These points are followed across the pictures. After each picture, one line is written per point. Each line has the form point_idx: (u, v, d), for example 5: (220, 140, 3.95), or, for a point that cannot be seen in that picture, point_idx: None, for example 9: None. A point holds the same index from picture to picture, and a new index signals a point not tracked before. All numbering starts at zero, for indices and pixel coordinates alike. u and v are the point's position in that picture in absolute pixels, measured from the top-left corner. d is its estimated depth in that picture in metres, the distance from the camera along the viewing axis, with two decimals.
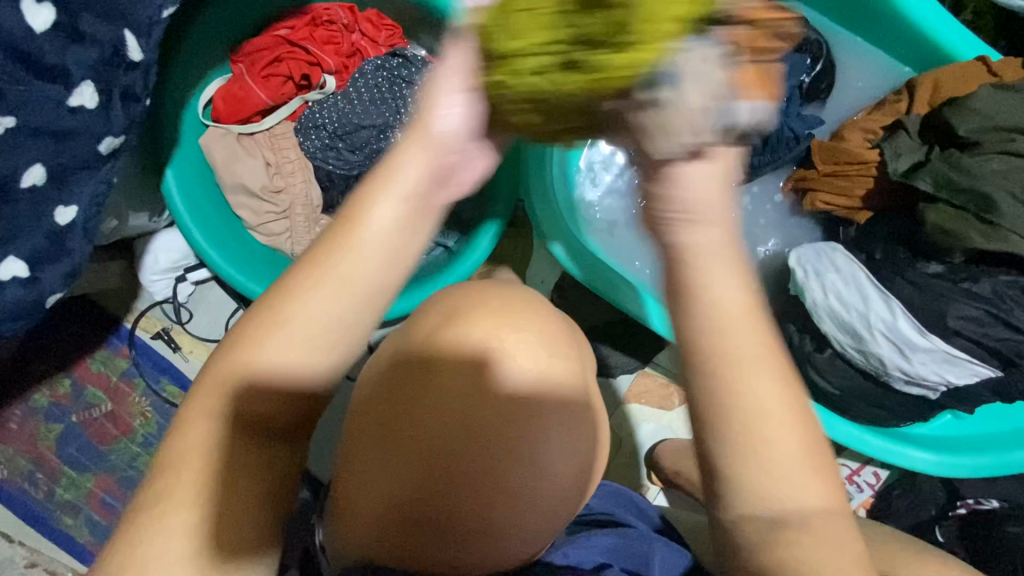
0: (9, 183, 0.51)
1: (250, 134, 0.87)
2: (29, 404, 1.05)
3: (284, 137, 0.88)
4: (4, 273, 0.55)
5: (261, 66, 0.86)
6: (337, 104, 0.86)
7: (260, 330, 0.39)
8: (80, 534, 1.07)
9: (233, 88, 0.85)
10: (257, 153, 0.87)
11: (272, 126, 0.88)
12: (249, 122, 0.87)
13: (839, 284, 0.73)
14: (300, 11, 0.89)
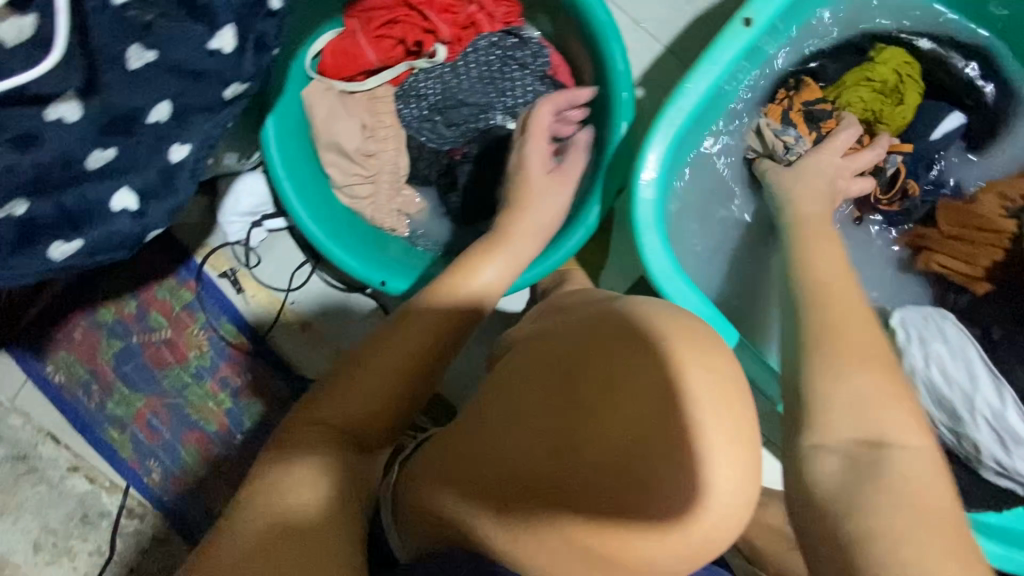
0: (136, 116, 0.49)
1: (351, 93, 0.85)
2: (94, 318, 1.09)
3: (384, 100, 0.86)
4: (116, 204, 0.52)
5: (376, 25, 0.84)
6: (445, 76, 0.85)
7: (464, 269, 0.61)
8: (123, 449, 1.11)
9: (345, 43, 0.83)
10: (355, 113, 0.85)
11: (374, 88, 0.86)
12: (353, 80, 0.86)
13: (946, 358, 0.69)
14: None
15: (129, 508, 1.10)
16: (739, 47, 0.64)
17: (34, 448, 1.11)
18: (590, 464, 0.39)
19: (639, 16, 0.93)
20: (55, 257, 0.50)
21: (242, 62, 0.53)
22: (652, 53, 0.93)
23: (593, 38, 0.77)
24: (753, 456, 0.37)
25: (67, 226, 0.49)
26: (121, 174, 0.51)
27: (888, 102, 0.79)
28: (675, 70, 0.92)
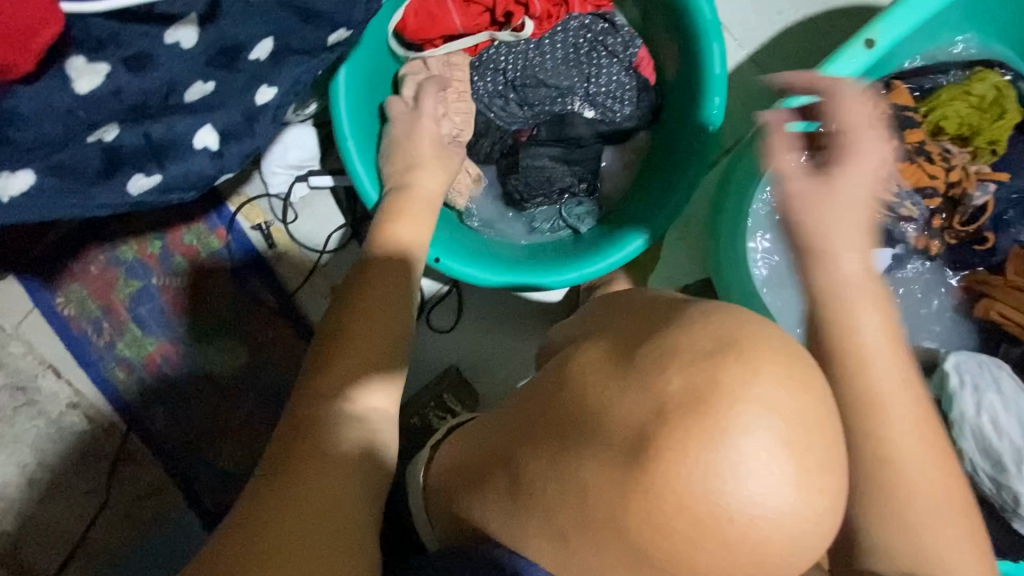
0: (239, 51, 0.45)
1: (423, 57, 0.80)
2: (114, 253, 1.04)
3: (459, 70, 0.82)
4: (197, 141, 0.48)
5: None
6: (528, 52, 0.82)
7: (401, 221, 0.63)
8: (127, 392, 1.07)
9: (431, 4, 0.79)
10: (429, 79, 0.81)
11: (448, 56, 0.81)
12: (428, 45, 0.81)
13: (998, 406, 0.70)
14: None
15: (129, 451, 1.07)
16: (853, 70, 0.62)
17: (34, 380, 1.06)
18: (602, 466, 0.31)
19: (728, 19, 0.90)
20: (133, 191, 0.46)
21: (356, 8, 0.49)
22: (735, 60, 0.90)
23: (691, 35, 0.75)
24: (747, 440, 0.27)
25: (149, 159, 0.45)
26: (211, 111, 0.47)
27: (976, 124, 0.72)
28: (756, 80, 0.90)
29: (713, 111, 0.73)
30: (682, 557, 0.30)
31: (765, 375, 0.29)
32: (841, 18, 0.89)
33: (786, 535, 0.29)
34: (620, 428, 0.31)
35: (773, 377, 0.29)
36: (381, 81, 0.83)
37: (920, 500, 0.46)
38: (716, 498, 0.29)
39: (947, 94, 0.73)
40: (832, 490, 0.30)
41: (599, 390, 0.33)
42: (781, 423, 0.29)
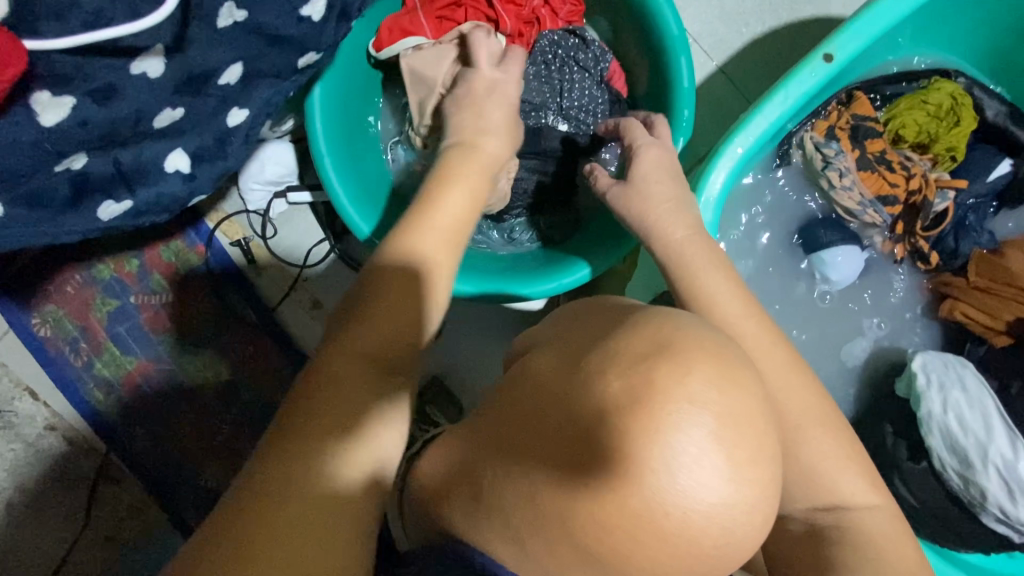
0: (207, 77, 0.46)
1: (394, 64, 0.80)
2: (90, 272, 1.03)
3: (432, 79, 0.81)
4: (168, 165, 0.48)
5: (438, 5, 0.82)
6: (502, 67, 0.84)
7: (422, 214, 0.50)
8: (106, 413, 1.06)
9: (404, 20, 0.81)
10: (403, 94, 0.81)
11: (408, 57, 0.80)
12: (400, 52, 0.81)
13: (963, 405, 0.71)
14: None
15: (109, 471, 1.06)
16: (814, 83, 0.64)
17: (10, 402, 1.05)
18: (552, 466, 0.32)
19: (696, 31, 0.92)
20: (103, 217, 0.46)
21: (325, 31, 0.49)
22: (704, 71, 0.92)
23: (660, 49, 0.77)
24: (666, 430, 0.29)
25: (119, 185, 0.46)
26: (181, 136, 0.47)
27: (947, 132, 0.75)
28: (726, 91, 0.92)
29: (682, 122, 0.74)
30: (621, 554, 0.31)
31: (699, 376, 0.30)
32: (806, 29, 0.92)
33: (720, 525, 0.30)
34: (566, 428, 0.32)
35: (705, 376, 0.30)
36: (357, 95, 0.84)
37: (858, 485, 0.51)
38: (650, 493, 0.30)
39: (905, 100, 0.76)
40: (764, 482, 0.31)
41: (551, 391, 0.33)
42: (711, 417, 0.30)
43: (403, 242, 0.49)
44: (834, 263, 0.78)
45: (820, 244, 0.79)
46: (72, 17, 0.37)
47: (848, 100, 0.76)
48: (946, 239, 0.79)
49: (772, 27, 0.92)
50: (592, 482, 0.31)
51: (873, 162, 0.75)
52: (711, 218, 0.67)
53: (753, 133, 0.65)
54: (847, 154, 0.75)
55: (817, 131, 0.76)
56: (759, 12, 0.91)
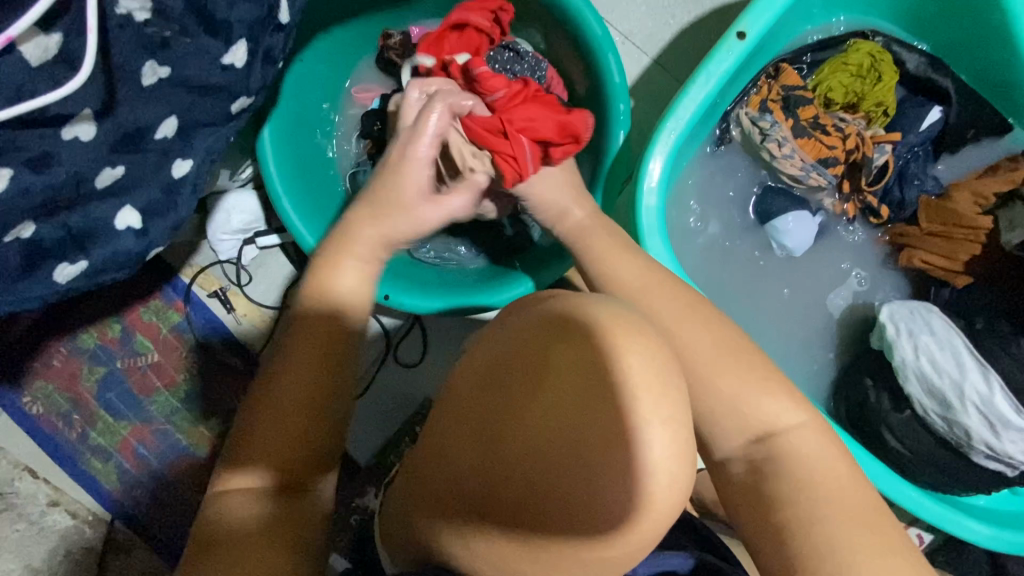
0: (144, 132, 0.49)
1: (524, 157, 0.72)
2: (75, 343, 1.04)
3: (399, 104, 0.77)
4: (119, 222, 0.50)
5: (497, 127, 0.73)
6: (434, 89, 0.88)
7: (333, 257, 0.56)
8: (107, 480, 1.06)
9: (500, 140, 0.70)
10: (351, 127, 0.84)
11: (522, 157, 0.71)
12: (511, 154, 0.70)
13: (933, 347, 0.72)
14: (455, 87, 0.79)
15: (118, 539, 1.06)
16: (732, 61, 0.67)
17: (11, 484, 1.06)
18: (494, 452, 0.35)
19: (626, 29, 0.95)
20: (59, 280, 0.47)
21: (252, 76, 0.52)
22: (639, 65, 0.96)
23: (587, 50, 0.80)
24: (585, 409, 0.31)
25: (72, 248, 0.48)
26: (128, 193, 0.50)
27: (869, 86, 0.78)
28: (664, 81, 0.96)
29: (619, 117, 0.78)
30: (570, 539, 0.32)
31: (608, 341, 0.31)
32: (732, 11, 0.95)
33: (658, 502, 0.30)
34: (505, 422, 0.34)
35: (632, 341, 0.31)
36: (308, 135, 0.87)
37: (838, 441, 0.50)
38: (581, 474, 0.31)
39: (829, 65, 0.79)
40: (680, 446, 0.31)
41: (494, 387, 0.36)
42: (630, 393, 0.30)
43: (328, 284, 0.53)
44: (787, 231, 0.81)
45: (772, 214, 0.81)
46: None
47: (777, 72, 0.79)
48: (892, 190, 0.82)
49: (698, 14, 0.95)
50: (538, 453, 0.32)
51: (809, 128, 0.78)
52: (657, 204, 0.70)
53: (685, 116, 0.68)
54: (782, 124, 0.77)
55: (751, 106, 0.79)
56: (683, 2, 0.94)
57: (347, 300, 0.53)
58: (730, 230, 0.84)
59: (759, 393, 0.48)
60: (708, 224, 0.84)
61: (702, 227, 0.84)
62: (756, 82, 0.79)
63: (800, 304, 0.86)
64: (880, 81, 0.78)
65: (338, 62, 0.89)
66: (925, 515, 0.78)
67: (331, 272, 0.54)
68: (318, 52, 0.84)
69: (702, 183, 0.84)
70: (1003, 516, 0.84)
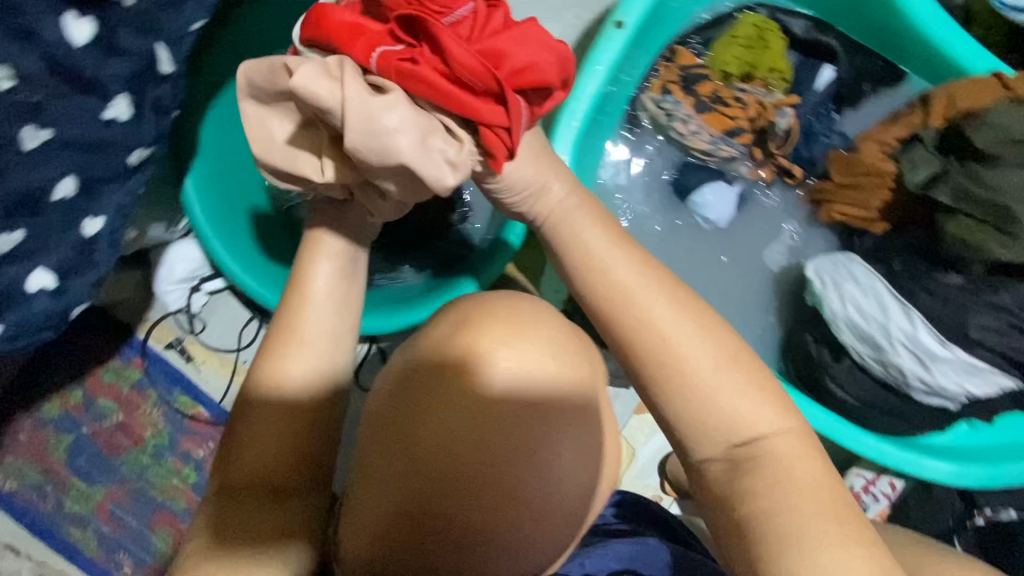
0: (39, 195, 0.50)
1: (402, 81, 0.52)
2: (39, 415, 1.04)
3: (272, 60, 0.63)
4: (32, 285, 0.53)
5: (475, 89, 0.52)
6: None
7: (279, 348, 0.57)
8: (88, 547, 1.06)
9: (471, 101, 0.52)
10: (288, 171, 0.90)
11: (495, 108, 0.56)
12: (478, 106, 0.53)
13: (858, 295, 0.74)
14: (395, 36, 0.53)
15: None
16: (617, 49, 0.70)
17: None
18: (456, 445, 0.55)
19: None
20: None
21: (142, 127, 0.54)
22: None
23: None
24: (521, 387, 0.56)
25: None
26: (36, 254, 0.52)
27: (759, 52, 0.82)
28: None
29: None
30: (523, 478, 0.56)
31: (488, 330, 0.57)
32: None
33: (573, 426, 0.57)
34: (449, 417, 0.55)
35: (512, 329, 0.57)
36: (236, 177, 0.89)
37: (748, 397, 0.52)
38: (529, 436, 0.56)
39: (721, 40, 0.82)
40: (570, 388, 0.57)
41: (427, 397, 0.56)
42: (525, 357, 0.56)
43: (290, 362, 0.57)
44: (705, 202, 0.84)
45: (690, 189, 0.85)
46: None
47: (671, 54, 0.83)
48: (801, 149, 0.85)
49: (597, 12, 0.99)
50: (443, 440, 0.55)
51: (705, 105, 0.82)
52: None
53: (580, 107, 0.70)
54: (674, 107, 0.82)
55: (653, 91, 0.83)
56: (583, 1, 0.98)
57: (303, 385, 0.57)
58: (654, 210, 0.87)
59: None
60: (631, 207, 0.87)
61: (628, 209, 0.87)
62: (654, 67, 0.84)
63: (733, 272, 0.89)
64: (768, 49, 0.82)
65: None
66: (882, 459, 0.79)
67: (297, 330, 0.58)
68: (235, 97, 0.87)
69: (618, 171, 0.87)
70: (963, 451, 0.85)
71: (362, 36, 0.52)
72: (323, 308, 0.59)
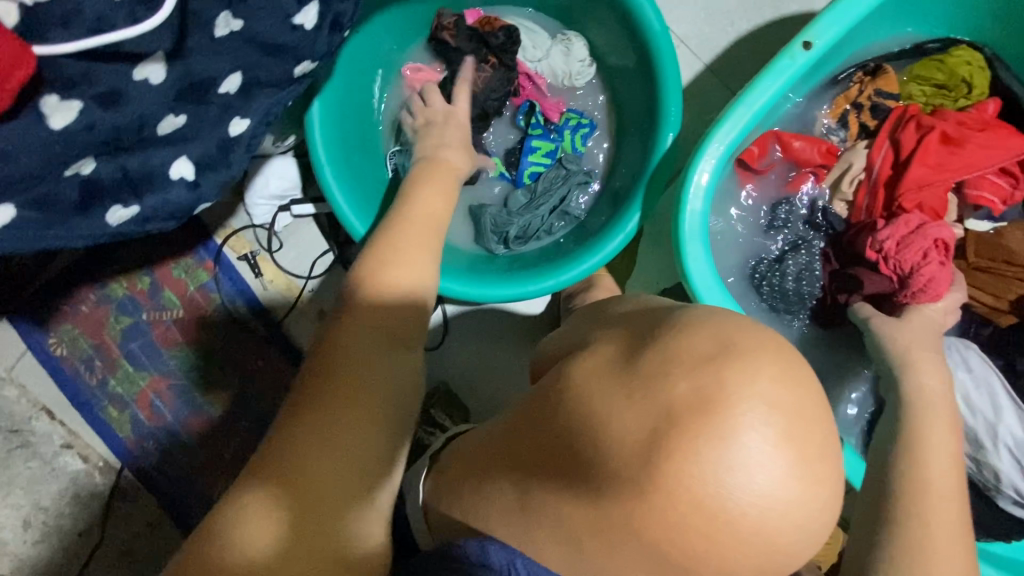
0: (208, 85, 0.48)
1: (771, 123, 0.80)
2: (105, 291, 1.06)
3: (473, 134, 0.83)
4: (173, 172, 0.48)
5: (887, 165, 0.77)
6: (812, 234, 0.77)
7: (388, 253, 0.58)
8: (121, 429, 1.08)
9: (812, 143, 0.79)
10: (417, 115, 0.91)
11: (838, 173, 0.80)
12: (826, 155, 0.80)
13: (969, 386, 0.71)
14: (807, 133, 0.81)
15: (122, 490, 1.08)
16: (794, 70, 0.69)
17: (28, 422, 1.08)
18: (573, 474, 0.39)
19: (682, 32, 0.94)
20: (112, 222, 0.46)
21: (318, 41, 0.51)
22: (692, 71, 0.95)
23: (645, 48, 0.79)
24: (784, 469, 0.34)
25: (126, 190, 0.46)
26: (186, 143, 0.48)
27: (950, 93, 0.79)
28: (717, 88, 0.94)
29: (669, 119, 0.78)
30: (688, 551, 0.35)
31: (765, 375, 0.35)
32: (793, 23, 0.93)
33: (768, 527, 0.34)
34: (636, 434, 0.36)
35: (767, 381, 0.34)
36: (357, 106, 0.87)
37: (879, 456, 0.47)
38: (722, 493, 0.34)
39: (922, 66, 0.80)
40: (810, 489, 0.35)
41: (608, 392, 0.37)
42: (778, 414, 0.34)
43: (383, 276, 0.57)
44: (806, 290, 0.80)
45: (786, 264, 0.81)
46: (78, 24, 0.40)
47: (874, 72, 0.80)
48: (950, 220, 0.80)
49: (758, 25, 0.93)
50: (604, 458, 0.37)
51: (849, 141, 0.81)
52: (701, 208, 0.72)
53: (729, 133, 0.70)
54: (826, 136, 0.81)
55: (829, 114, 0.81)
56: (745, 11, 0.93)
57: (404, 291, 0.57)
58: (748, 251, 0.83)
59: None
60: (729, 254, 0.83)
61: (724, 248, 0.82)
62: (849, 77, 0.80)
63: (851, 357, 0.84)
64: (965, 92, 0.78)
65: (396, 33, 0.89)
66: None
67: (392, 258, 0.58)
68: (378, 25, 0.85)
69: (724, 212, 0.82)
70: None
71: (805, 140, 0.79)
72: (413, 232, 0.62)
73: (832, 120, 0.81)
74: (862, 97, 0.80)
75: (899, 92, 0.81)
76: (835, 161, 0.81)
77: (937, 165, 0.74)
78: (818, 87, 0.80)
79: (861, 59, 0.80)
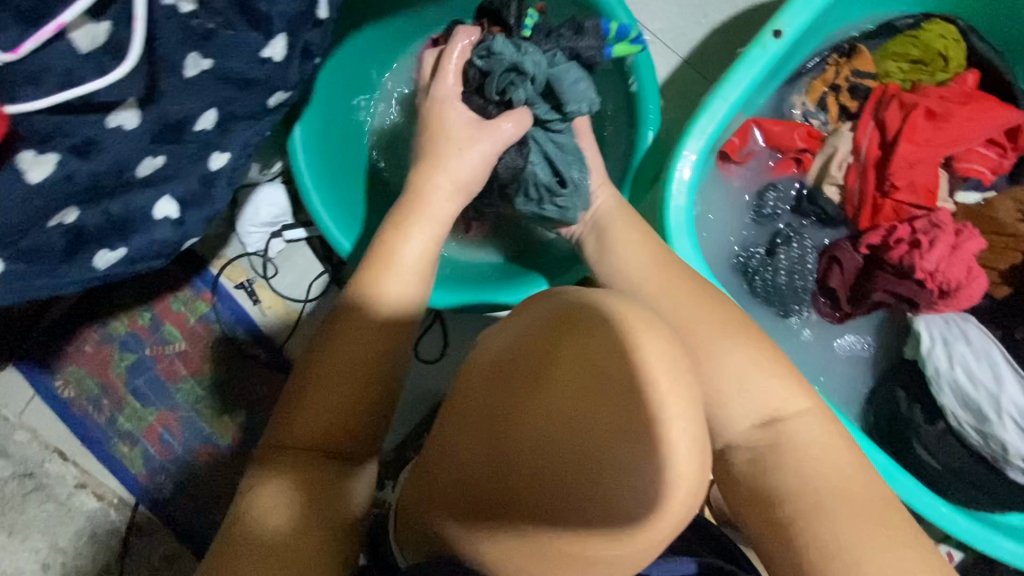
0: (184, 124, 0.49)
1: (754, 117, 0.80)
2: (106, 330, 1.07)
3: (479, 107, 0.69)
4: (157, 212, 0.50)
5: (872, 144, 0.77)
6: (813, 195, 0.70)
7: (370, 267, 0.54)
8: (133, 465, 1.08)
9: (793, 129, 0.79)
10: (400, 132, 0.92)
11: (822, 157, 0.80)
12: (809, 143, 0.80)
13: (969, 357, 0.71)
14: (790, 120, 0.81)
15: (138, 525, 1.08)
16: (766, 59, 0.69)
17: (42, 465, 1.08)
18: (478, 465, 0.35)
19: (656, 28, 0.95)
20: (100, 266, 0.48)
21: (289, 71, 0.52)
22: (669, 65, 0.95)
23: None
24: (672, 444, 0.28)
25: (111, 234, 0.48)
26: (168, 182, 0.50)
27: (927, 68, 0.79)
28: (695, 80, 0.95)
29: (648, 117, 0.78)
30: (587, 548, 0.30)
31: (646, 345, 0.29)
32: (766, 10, 0.93)
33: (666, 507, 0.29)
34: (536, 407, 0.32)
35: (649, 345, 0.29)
36: (339, 127, 0.88)
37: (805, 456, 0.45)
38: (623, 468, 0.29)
39: (896, 43, 0.80)
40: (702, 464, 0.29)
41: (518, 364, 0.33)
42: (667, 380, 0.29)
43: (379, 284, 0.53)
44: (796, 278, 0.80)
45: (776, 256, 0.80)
46: (47, 80, 0.40)
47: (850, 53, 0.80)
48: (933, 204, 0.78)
49: (730, 16, 0.93)
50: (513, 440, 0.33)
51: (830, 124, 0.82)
52: (685, 203, 0.72)
53: (708, 126, 0.70)
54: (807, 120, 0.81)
55: (807, 98, 0.81)
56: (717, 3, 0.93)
57: (395, 307, 0.52)
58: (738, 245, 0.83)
59: (766, 393, 0.48)
60: (718, 246, 0.83)
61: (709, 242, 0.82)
62: (824, 61, 0.81)
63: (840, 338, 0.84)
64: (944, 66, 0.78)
65: (372, 54, 0.90)
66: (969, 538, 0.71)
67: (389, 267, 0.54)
68: (354, 48, 0.86)
69: (708, 205, 0.82)
70: None
71: (786, 128, 0.80)
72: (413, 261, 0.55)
73: (812, 105, 0.81)
74: (840, 78, 0.80)
75: (876, 71, 0.81)
76: (819, 145, 0.81)
77: (924, 141, 0.74)
78: (794, 73, 0.80)
79: (835, 41, 0.80)
